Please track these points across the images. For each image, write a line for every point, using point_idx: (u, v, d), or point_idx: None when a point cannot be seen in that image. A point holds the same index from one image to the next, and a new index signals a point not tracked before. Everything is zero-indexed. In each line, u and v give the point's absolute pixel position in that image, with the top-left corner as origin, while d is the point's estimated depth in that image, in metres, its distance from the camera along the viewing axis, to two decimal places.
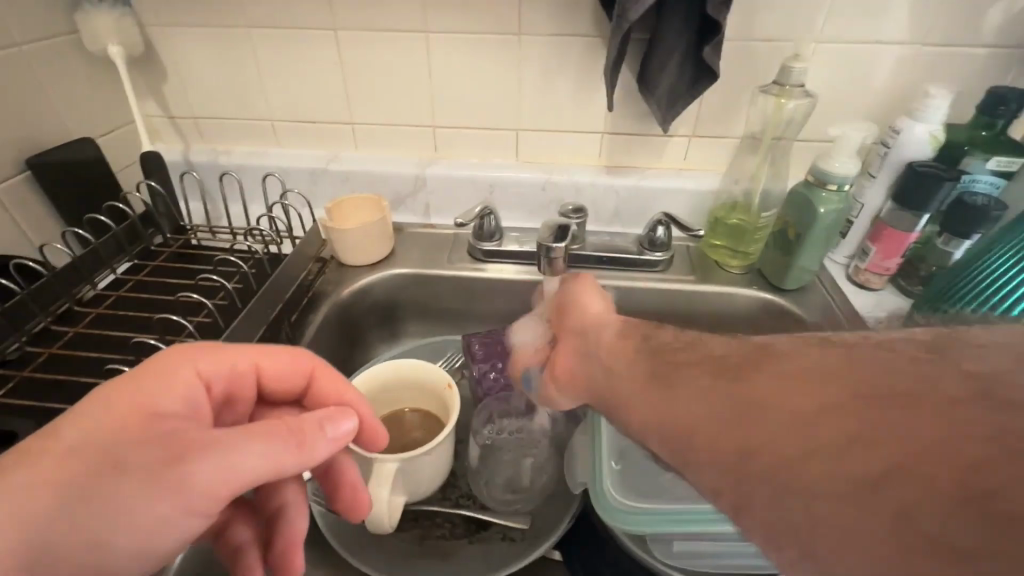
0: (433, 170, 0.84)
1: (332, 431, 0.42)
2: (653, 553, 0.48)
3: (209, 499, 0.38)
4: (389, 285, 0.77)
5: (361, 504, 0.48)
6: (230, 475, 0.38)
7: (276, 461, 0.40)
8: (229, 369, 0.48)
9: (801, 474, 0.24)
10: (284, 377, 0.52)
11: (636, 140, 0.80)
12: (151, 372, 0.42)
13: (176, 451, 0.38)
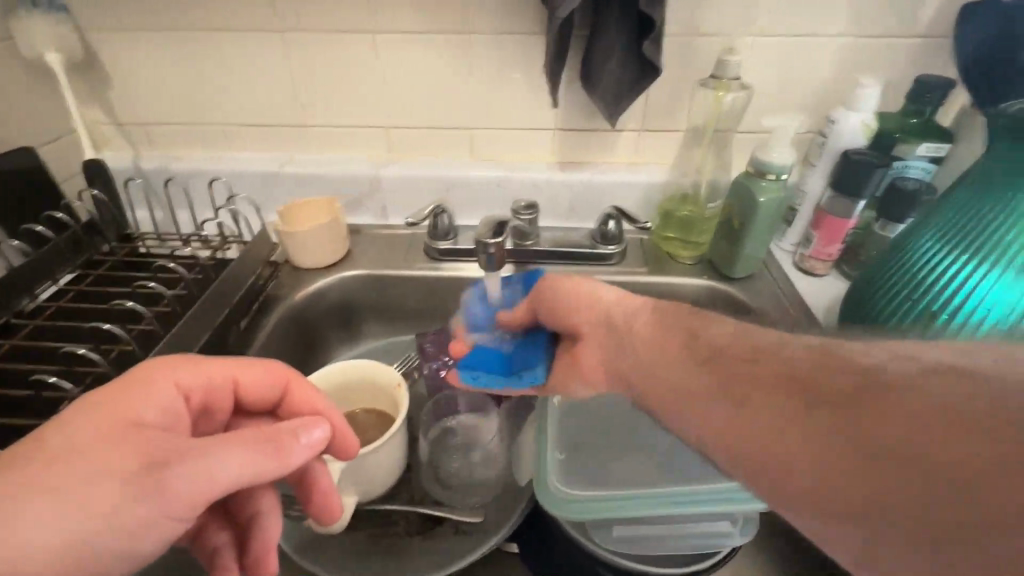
0: (389, 171, 0.83)
1: (307, 439, 0.43)
2: (596, 540, 0.49)
3: (191, 503, 0.38)
4: (345, 288, 0.77)
5: (333, 507, 0.49)
6: (209, 482, 0.38)
7: (255, 467, 0.39)
8: (205, 381, 0.48)
9: (908, 515, 0.25)
10: (261, 391, 0.52)
11: (587, 136, 0.80)
12: (132, 383, 0.43)
13: (155, 458, 0.38)
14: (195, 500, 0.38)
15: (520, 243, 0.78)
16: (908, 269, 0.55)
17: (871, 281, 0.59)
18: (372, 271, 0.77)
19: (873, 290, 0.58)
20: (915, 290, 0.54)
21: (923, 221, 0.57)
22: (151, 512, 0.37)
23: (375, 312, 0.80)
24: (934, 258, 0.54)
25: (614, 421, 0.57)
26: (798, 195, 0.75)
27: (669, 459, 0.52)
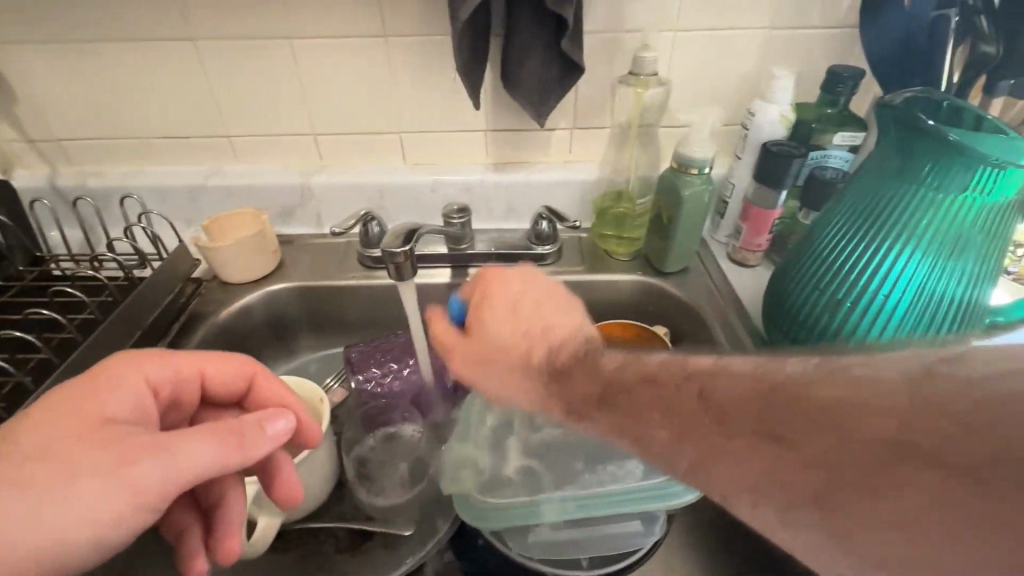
0: (320, 178, 0.80)
1: (272, 430, 0.41)
2: (510, 544, 0.46)
3: (165, 496, 0.37)
4: (276, 301, 0.75)
5: (296, 495, 0.48)
6: (183, 474, 0.37)
7: (224, 459, 0.39)
8: (174, 372, 0.46)
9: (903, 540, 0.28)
10: (227, 382, 0.50)
11: (518, 136, 0.80)
12: (95, 380, 0.42)
13: (125, 453, 0.37)
14: (167, 493, 0.37)
15: (455, 247, 0.78)
16: (823, 260, 0.55)
17: (788, 272, 0.59)
18: (304, 283, 0.75)
19: (791, 280, 0.58)
20: (832, 279, 0.54)
21: (829, 212, 0.57)
22: (121, 509, 0.36)
23: (311, 325, 0.78)
24: (844, 247, 0.54)
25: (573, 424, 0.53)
26: (727, 188, 0.76)
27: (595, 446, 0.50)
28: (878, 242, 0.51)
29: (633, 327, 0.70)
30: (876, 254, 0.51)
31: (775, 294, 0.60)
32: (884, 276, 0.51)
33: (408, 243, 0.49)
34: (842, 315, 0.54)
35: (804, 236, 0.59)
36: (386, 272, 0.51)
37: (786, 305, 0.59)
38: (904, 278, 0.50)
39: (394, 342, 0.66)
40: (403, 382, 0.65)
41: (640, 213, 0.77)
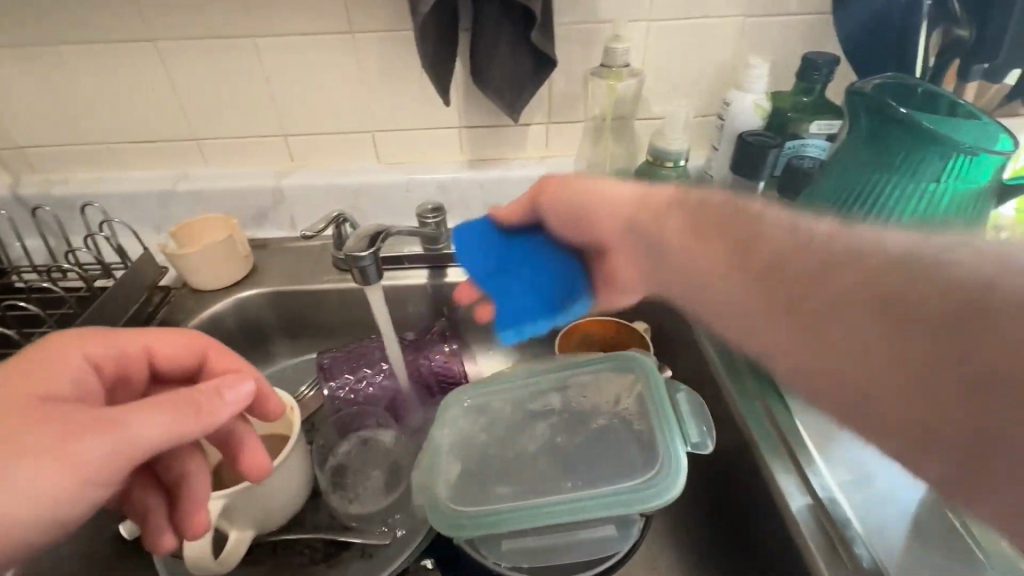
0: (291, 181, 0.78)
1: (231, 394, 0.39)
2: (481, 551, 0.45)
3: (112, 473, 0.35)
4: (248, 308, 0.73)
5: (264, 466, 0.48)
6: (133, 445, 0.35)
7: (178, 429, 0.36)
8: (118, 350, 0.45)
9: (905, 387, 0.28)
10: (176, 359, 0.49)
11: (493, 132, 0.78)
12: (29, 359, 0.39)
13: (69, 427, 0.35)
14: (114, 471, 0.35)
15: (431, 248, 0.75)
16: None
17: None
18: (277, 288, 0.73)
19: None
20: None
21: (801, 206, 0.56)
22: (76, 482, 0.34)
23: (286, 330, 0.76)
24: None
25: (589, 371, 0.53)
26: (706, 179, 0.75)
27: (573, 446, 0.47)
28: None
29: (614, 324, 0.69)
30: None
31: None
32: None
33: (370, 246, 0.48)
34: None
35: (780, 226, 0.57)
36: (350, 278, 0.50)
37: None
38: None
39: (365, 347, 0.64)
40: (381, 388, 0.64)
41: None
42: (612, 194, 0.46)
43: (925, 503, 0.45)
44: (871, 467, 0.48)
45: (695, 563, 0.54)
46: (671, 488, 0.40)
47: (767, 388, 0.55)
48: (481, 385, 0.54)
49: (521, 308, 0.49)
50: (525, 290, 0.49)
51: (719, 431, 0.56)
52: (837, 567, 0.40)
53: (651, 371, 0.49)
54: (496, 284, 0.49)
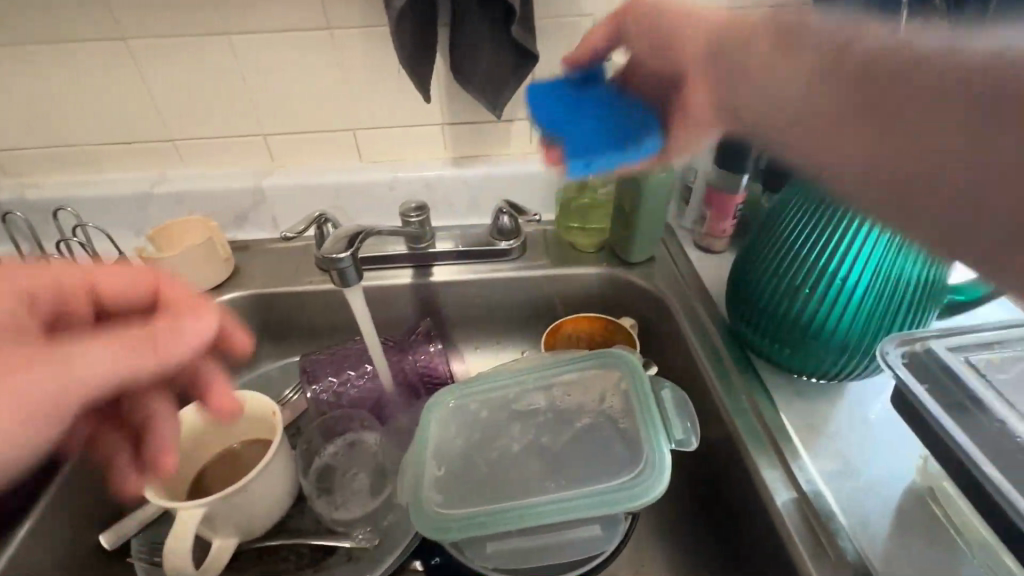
0: (272, 181, 0.77)
1: (193, 333, 0.35)
2: (467, 555, 0.44)
3: (54, 417, 0.31)
4: (229, 311, 0.71)
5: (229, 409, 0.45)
6: (77, 379, 0.31)
7: (126, 366, 0.32)
8: (55, 282, 0.40)
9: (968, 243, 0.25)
10: (122, 287, 0.43)
11: (476, 128, 0.77)
12: None
13: (7, 362, 0.30)
14: (59, 411, 0.31)
15: (415, 246, 0.75)
16: (782, 246, 0.53)
17: (749, 253, 0.57)
18: (259, 290, 0.72)
19: (751, 263, 0.56)
20: (794, 266, 0.52)
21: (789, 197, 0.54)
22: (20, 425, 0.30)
23: (271, 332, 0.75)
24: (805, 236, 0.51)
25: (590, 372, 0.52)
26: (690, 173, 0.75)
27: (557, 445, 0.47)
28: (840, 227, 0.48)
29: (601, 321, 0.69)
30: (840, 237, 0.49)
31: (735, 278, 0.58)
32: (847, 264, 0.49)
33: (347, 249, 0.47)
34: (807, 303, 0.51)
35: (766, 217, 0.56)
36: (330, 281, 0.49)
37: (750, 294, 0.56)
38: (865, 262, 0.48)
39: (349, 349, 0.64)
40: (365, 389, 0.63)
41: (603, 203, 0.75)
42: (702, 15, 0.44)
43: (913, 494, 0.45)
44: (855, 460, 0.48)
45: (686, 558, 0.54)
46: (655, 487, 0.39)
47: (752, 383, 0.55)
48: (466, 384, 0.53)
49: (588, 141, 0.49)
50: (592, 122, 0.50)
51: (707, 426, 0.56)
52: (823, 560, 0.40)
53: (637, 368, 0.49)
54: (564, 128, 0.50)
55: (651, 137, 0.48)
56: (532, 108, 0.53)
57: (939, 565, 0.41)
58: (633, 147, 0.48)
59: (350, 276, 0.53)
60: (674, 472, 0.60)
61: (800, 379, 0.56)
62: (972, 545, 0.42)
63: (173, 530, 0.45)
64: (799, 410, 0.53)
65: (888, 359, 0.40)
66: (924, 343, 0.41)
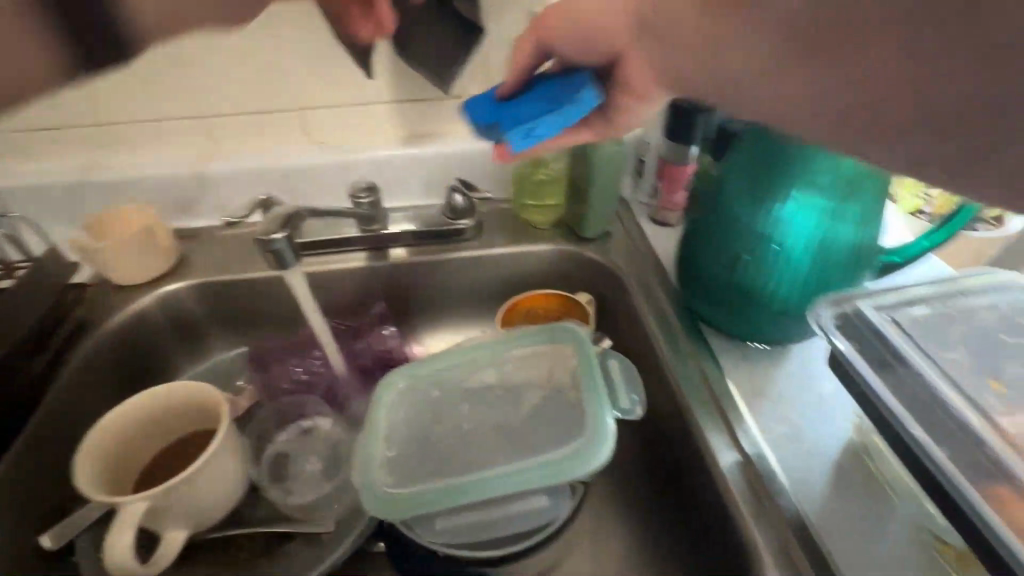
0: (214, 166, 0.73)
1: None
2: (415, 530, 0.45)
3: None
4: (173, 302, 0.68)
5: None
6: None
7: None
8: None
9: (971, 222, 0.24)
10: None
11: (427, 106, 0.74)
12: None
13: None
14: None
15: (366, 229, 0.72)
16: (723, 218, 0.53)
17: (691, 228, 0.57)
18: (204, 278, 0.68)
19: (695, 238, 0.56)
20: (738, 238, 0.52)
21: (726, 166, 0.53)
22: None
23: (220, 322, 0.71)
24: (745, 208, 0.51)
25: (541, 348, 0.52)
26: (642, 146, 0.75)
27: (507, 420, 0.48)
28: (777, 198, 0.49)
29: (555, 297, 0.69)
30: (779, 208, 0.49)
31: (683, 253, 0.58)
32: (787, 233, 0.49)
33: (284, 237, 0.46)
34: (758, 274, 0.51)
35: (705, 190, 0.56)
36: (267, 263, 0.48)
37: (699, 268, 0.56)
38: (804, 229, 0.49)
39: (300, 336, 0.64)
40: (316, 374, 0.62)
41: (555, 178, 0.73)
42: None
43: (848, 451, 0.47)
44: (794, 421, 0.49)
45: (643, 527, 0.55)
46: (597, 455, 0.41)
47: (701, 350, 0.57)
48: (414, 365, 0.52)
49: (529, 104, 0.43)
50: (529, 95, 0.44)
51: (659, 396, 0.57)
52: (763, 518, 0.42)
53: (583, 341, 0.49)
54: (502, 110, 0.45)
55: (586, 86, 0.42)
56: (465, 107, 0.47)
57: (869, 513, 0.43)
58: (573, 97, 0.42)
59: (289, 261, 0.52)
60: (630, 443, 0.60)
61: (747, 345, 0.57)
62: (897, 492, 0.44)
63: (113, 525, 0.44)
64: (744, 374, 0.54)
65: (821, 322, 0.41)
66: (852, 304, 0.42)
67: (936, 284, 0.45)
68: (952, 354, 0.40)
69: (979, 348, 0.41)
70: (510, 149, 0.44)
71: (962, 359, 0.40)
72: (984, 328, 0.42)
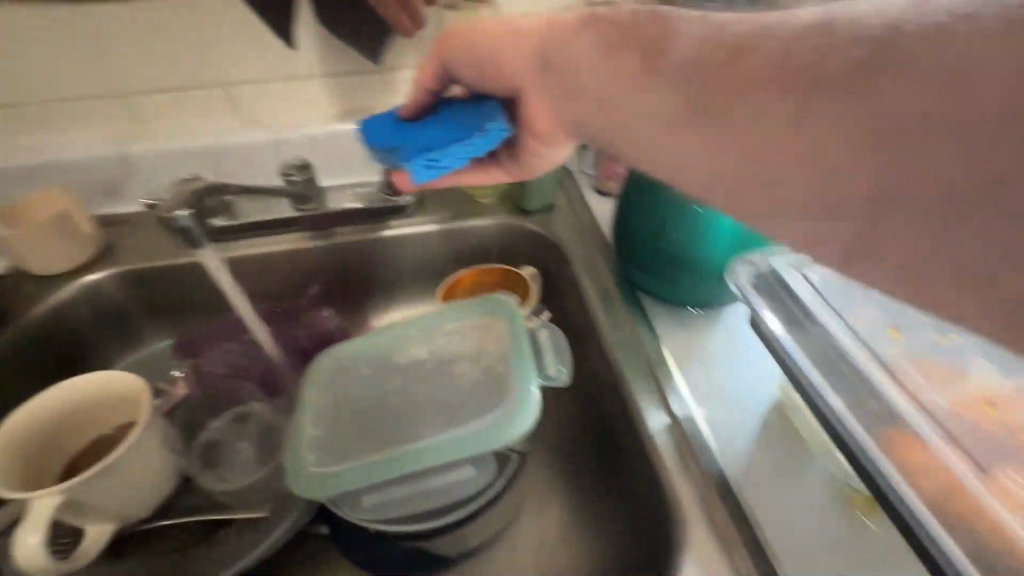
0: (138, 147, 0.69)
1: None
2: (342, 508, 0.45)
3: None
4: (99, 294, 0.64)
5: None
6: None
7: None
8: None
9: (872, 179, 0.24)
10: None
11: (361, 78, 0.71)
12: None
13: None
14: None
15: (302, 208, 0.68)
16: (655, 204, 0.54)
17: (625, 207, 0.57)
18: (130, 266, 0.65)
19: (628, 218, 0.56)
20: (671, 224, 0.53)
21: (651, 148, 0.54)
22: None
23: (150, 312, 0.68)
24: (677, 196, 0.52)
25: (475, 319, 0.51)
26: None
27: (435, 392, 0.47)
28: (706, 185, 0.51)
29: (499, 273, 0.67)
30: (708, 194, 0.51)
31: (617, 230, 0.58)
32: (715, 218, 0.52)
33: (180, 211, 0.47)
34: (685, 239, 0.53)
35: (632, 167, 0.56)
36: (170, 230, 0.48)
37: (633, 247, 0.57)
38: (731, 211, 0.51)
39: (227, 322, 0.62)
40: (247, 358, 0.60)
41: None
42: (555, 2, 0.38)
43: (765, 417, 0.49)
44: (721, 381, 0.52)
45: (581, 493, 0.56)
46: (519, 424, 0.42)
47: (637, 316, 0.57)
48: (345, 343, 0.51)
49: (431, 139, 0.42)
50: (432, 127, 0.43)
51: (596, 366, 0.57)
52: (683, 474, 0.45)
53: (513, 312, 0.50)
54: (402, 144, 0.44)
55: (494, 117, 0.41)
56: (364, 133, 0.47)
57: (784, 462, 0.46)
58: (476, 132, 0.41)
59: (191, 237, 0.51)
60: (571, 413, 0.61)
61: (681, 310, 0.58)
62: (812, 442, 0.47)
63: (24, 521, 0.41)
64: (678, 339, 0.56)
65: (739, 284, 0.43)
66: (768, 264, 0.44)
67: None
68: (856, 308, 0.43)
69: (882, 300, 0.43)
70: (410, 178, 0.43)
71: (863, 313, 0.43)
72: None
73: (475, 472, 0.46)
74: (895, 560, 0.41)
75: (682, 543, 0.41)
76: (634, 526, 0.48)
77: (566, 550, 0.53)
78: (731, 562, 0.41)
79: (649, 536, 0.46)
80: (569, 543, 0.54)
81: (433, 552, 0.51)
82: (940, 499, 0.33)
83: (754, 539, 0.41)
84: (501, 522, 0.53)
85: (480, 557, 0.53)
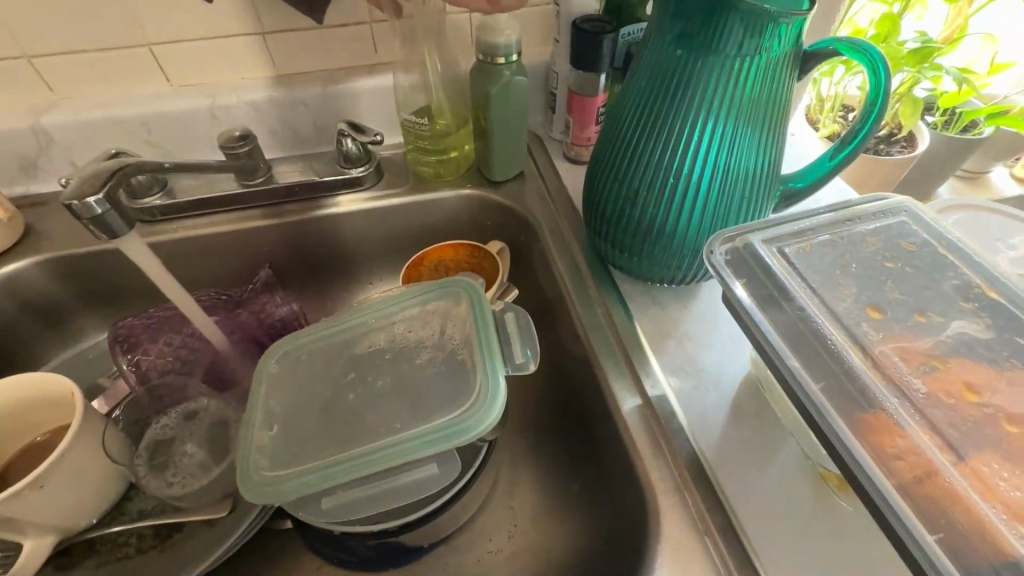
0: (55, 117, 0.61)
1: None
2: (299, 510, 0.43)
3: None
4: (21, 286, 0.58)
5: None
6: None
7: None
8: None
9: None
10: None
11: (303, 37, 0.64)
12: None
13: None
14: None
15: (248, 182, 0.63)
16: (621, 205, 0.51)
17: (594, 212, 0.54)
18: (58, 251, 0.59)
19: (599, 221, 0.54)
20: (642, 222, 0.50)
21: (609, 139, 0.51)
22: None
23: (84, 300, 0.63)
24: (644, 195, 0.49)
25: (437, 300, 0.48)
26: (552, 79, 0.68)
27: (396, 383, 0.44)
28: (673, 173, 0.47)
29: (464, 248, 0.64)
30: (678, 179, 0.47)
31: (591, 231, 0.56)
32: (694, 205, 0.48)
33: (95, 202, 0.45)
34: (661, 204, 0.48)
35: (593, 163, 0.54)
36: (80, 216, 0.45)
37: (614, 246, 0.54)
38: (711, 194, 0.47)
39: (168, 313, 0.59)
40: (195, 349, 0.59)
41: (454, 127, 0.64)
42: None
43: (739, 397, 0.48)
44: (697, 360, 0.50)
45: (550, 477, 0.55)
46: (487, 418, 0.39)
47: (608, 293, 0.55)
48: (301, 335, 0.49)
49: None
50: None
51: (566, 346, 0.55)
52: (658, 461, 0.43)
53: (477, 295, 0.47)
54: None
55: None
56: None
57: (759, 442, 0.45)
58: None
59: (106, 223, 0.46)
60: (543, 392, 0.59)
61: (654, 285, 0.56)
62: (786, 422, 0.45)
63: None
64: (651, 317, 0.54)
65: (714, 261, 0.42)
66: (745, 239, 0.42)
67: (828, 213, 0.44)
68: (836, 284, 0.40)
69: (862, 275, 0.40)
70: None
71: (847, 287, 0.40)
72: (867, 253, 0.42)
73: (442, 467, 0.44)
74: (871, 540, 0.40)
75: (656, 531, 0.40)
76: (602, 510, 0.47)
77: (537, 535, 0.52)
78: (704, 546, 0.39)
79: (620, 522, 0.44)
80: (539, 529, 0.53)
81: (403, 544, 0.49)
82: (912, 481, 0.31)
83: (726, 520, 0.40)
84: (469, 511, 0.52)
85: (448, 545, 0.52)
